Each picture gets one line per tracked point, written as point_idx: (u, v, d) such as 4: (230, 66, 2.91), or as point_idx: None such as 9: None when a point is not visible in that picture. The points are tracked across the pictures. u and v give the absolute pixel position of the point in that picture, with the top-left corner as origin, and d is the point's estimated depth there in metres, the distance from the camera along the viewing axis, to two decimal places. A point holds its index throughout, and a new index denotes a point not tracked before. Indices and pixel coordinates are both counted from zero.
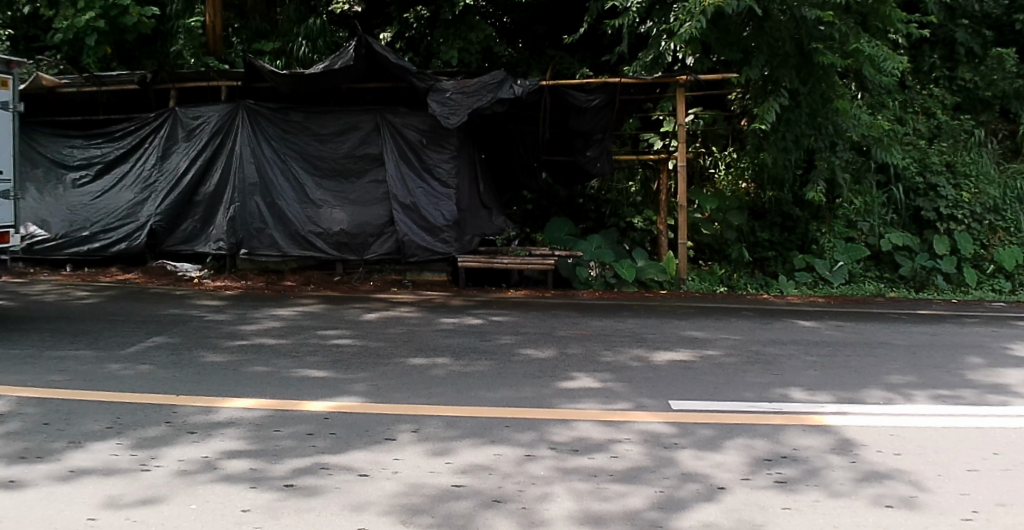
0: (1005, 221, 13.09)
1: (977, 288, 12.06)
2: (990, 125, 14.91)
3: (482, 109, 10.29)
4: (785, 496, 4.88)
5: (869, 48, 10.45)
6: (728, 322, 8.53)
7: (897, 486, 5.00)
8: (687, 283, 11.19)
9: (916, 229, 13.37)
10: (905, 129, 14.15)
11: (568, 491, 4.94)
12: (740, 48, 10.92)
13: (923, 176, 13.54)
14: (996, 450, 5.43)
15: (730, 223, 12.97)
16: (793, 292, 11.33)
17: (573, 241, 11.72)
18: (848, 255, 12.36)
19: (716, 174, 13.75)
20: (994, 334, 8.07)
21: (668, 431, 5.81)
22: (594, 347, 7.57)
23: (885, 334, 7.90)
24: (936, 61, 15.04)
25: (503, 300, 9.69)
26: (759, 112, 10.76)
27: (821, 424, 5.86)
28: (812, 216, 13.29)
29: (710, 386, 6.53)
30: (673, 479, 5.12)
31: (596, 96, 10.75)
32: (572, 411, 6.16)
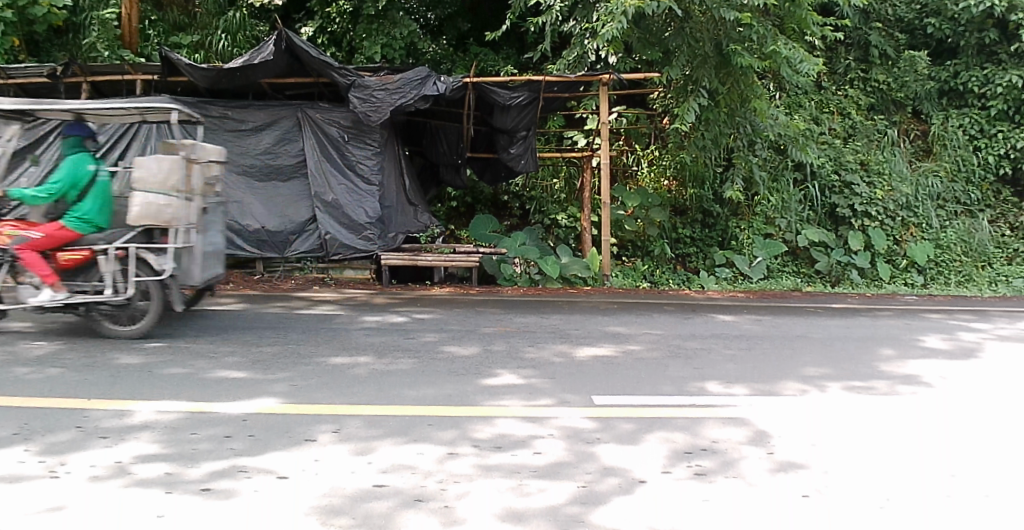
0: (917, 218, 13.73)
1: (890, 283, 12.60)
2: (903, 124, 15.35)
3: (407, 106, 10.12)
4: (704, 489, 4.94)
5: (785, 51, 10.67)
6: (651, 318, 8.60)
7: (813, 475, 5.12)
8: (612, 279, 11.30)
9: (831, 224, 13.78)
10: (821, 129, 14.58)
11: (490, 488, 4.90)
12: (660, 49, 11.11)
13: (838, 173, 14.00)
14: (906, 438, 5.60)
15: (653, 220, 13.08)
16: (715, 287, 11.56)
17: (497, 238, 11.74)
18: (767, 252, 12.65)
19: (639, 171, 14.18)
20: (907, 327, 8.32)
21: (591, 426, 5.84)
22: (518, 343, 7.54)
23: (802, 328, 8.08)
24: (851, 63, 15.69)
25: (432, 298, 9.63)
26: (679, 112, 11.06)
27: (739, 416, 5.96)
28: (732, 213, 13.85)
29: (632, 381, 6.57)
30: (595, 473, 5.13)
31: (519, 93, 10.68)
32: (494, 409, 6.13)
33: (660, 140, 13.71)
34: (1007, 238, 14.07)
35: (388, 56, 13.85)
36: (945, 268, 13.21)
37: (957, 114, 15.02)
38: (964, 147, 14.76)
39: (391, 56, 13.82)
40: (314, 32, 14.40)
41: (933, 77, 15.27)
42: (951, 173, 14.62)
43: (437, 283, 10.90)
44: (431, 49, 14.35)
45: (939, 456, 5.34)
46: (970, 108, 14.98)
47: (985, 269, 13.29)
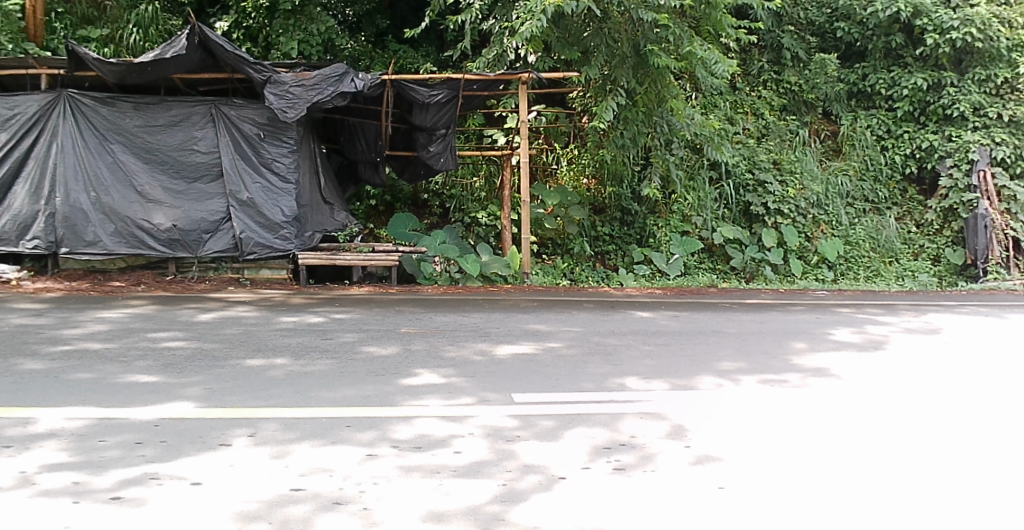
0: (827, 215, 14.27)
1: (801, 278, 13.11)
2: (814, 125, 15.86)
3: (324, 103, 10.06)
4: (623, 484, 4.98)
5: (701, 52, 10.93)
6: (570, 315, 8.66)
7: (728, 467, 5.22)
8: (531, 278, 11.35)
9: (745, 222, 14.15)
10: (736, 129, 14.95)
11: (410, 488, 4.85)
12: (578, 49, 11.23)
13: (752, 172, 14.38)
14: (815, 427, 5.77)
15: (572, 218, 13.18)
16: (633, 284, 11.61)
17: (416, 236, 11.64)
18: (683, 249, 12.90)
19: (558, 170, 14.13)
20: (816, 321, 8.58)
21: (511, 424, 5.83)
22: (437, 342, 7.49)
23: (717, 324, 8.26)
24: (764, 65, 16.05)
25: (357, 298, 9.52)
26: (597, 111, 11.24)
27: (657, 411, 6.04)
28: (650, 211, 13.98)
29: (552, 379, 6.60)
30: (515, 471, 5.13)
31: (439, 91, 10.64)
32: (413, 409, 6.08)
33: (579, 139, 13.74)
34: (913, 235, 14.55)
35: (304, 53, 13.75)
36: (853, 264, 13.80)
37: (865, 115, 15.58)
38: (872, 147, 15.28)
39: (308, 53, 13.72)
40: (229, 26, 14.12)
41: (842, 79, 15.91)
42: (860, 172, 15.11)
43: (357, 282, 10.74)
44: (348, 45, 14.28)
45: (874, 454, 5.37)
46: (877, 109, 15.63)
47: (891, 264, 13.96)
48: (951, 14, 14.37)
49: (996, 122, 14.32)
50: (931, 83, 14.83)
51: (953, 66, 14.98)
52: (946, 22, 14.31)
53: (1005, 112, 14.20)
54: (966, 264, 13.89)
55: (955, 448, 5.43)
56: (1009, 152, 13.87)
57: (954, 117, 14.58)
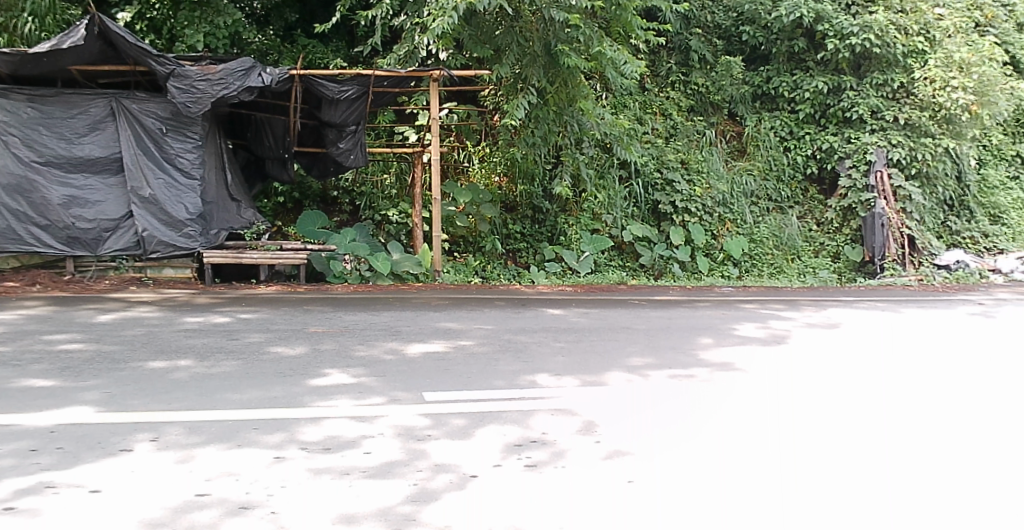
0: (732, 214, 14.68)
1: (708, 276, 13.39)
2: (720, 126, 16.32)
3: (230, 97, 9.85)
4: (535, 480, 4.99)
5: (610, 52, 11.11)
6: (482, 313, 8.65)
7: (636, 461, 5.29)
8: (442, 275, 11.37)
9: (654, 220, 14.40)
10: (645, 129, 15.23)
11: (320, 490, 4.75)
12: (490, 47, 11.25)
13: (660, 171, 14.65)
14: (720, 420, 5.91)
15: (484, 215, 13.23)
16: (543, 281, 11.69)
17: (325, 233, 11.42)
18: (594, 246, 12.86)
19: (470, 167, 14.08)
20: (723, 316, 8.80)
21: (423, 423, 5.78)
22: (347, 342, 7.37)
23: (626, 320, 8.38)
24: (671, 66, 16.63)
25: (270, 297, 9.32)
26: (508, 109, 11.27)
27: (568, 407, 6.08)
28: (561, 209, 14.06)
29: (463, 377, 6.57)
30: (426, 471, 5.08)
31: (349, 87, 10.60)
32: (322, 410, 5.97)
33: (490, 138, 13.71)
34: (814, 233, 15.14)
35: (211, 46, 13.33)
36: (758, 261, 14.26)
37: (769, 116, 16.18)
38: (776, 148, 15.87)
39: (214, 45, 13.36)
40: (131, 18, 13.61)
41: (747, 81, 16.39)
42: (764, 172, 15.67)
43: (263, 281, 10.53)
44: (256, 40, 14.12)
45: (779, 447, 5.51)
46: (780, 112, 16.21)
47: (794, 261, 14.45)
48: (850, 20, 14.83)
49: (892, 125, 14.98)
50: (831, 87, 15.43)
51: (853, 71, 15.54)
52: (846, 28, 14.78)
53: (900, 115, 14.87)
54: (864, 262, 14.33)
55: (920, 454, 5.41)
56: (904, 154, 14.46)
57: (853, 120, 15.21)
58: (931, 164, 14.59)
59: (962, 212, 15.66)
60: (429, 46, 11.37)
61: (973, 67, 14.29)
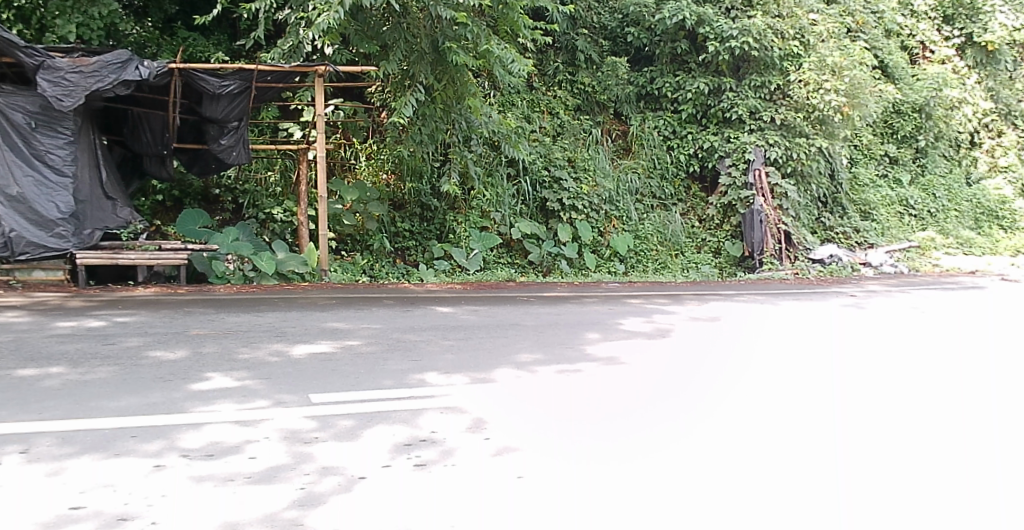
0: (619, 210, 14.92)
1: (596, 271, 13.70)
2: (606, 125, 16.67)
3: (104, 92, 9.51)
4: (423, 479, 4.92)
5: (497, 50, 11.19)
6: (370, 311, 8.55)
7: (525, 457, 5.28)
8: (329, 274, 11.21)
9: (542, 217, 14.44)
10: (532, 127, 15.37)
11: (202, 498, 4.55)
12: (376, 43, 11.10)
13: (548, 169, 14.68)
14: (614, 414, 5.94)
15: (372, 214, 12.94)
16: (432, 279, 11.69)
17: (208, 234, 11.10)
18: (483, 243, 13.04)
19: (357, 164, 13.61)
20: (608, 312, 8.96)
21: (309, 425, 5.63)
22: (231, 344, 7.16)
23: (515, 316, 8.42)
24: (559, 66, 16.77)
25: (156, 299, 8.98)
26: (397, 106, 11.36)
27: (457, 404, 6.03)
28: (449, 207, 13.81)
29: (350, 377, 6.46)
30: (313, 474, 4.93)
31: (230, 82, 10.53)
32: (203, 415, 5.74)
33: (379, 134, 13.61)
34: (697, 229, 15.62)
35: (83, 36, 12.66)
36: (643, 257, 14.61)
37: (652, 116, 16.60)
38: (659, 147, 16.29)
39: (88, 37, 12.67)
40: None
41: (632, 81, 16.78)
42: (648, 170, 16.07)
43: (141, 282, 10.23)
44: (132, 31, 13.61)
45: (698, 445, 5.50)
46: (664, 111, 16.64)
47: (678, 256, 14.96)
48: (730, 23, 15.30)
49: (768, 125, 15.54)
50: (712, 88, 15.89)
51: (732, 73, 16.04)
52: (725, 31, 15.23)
53: (777, 116, 15.50)
54: (744, 256, 15.01)
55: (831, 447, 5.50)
56: (780, 153, 15.17)
57: (733, 120, 15.72)
58: (806, 163, 15.44)
59: (835, 209, 16.46)
60: (315, 41, 11.06)
61: (844, 71, 15.15)
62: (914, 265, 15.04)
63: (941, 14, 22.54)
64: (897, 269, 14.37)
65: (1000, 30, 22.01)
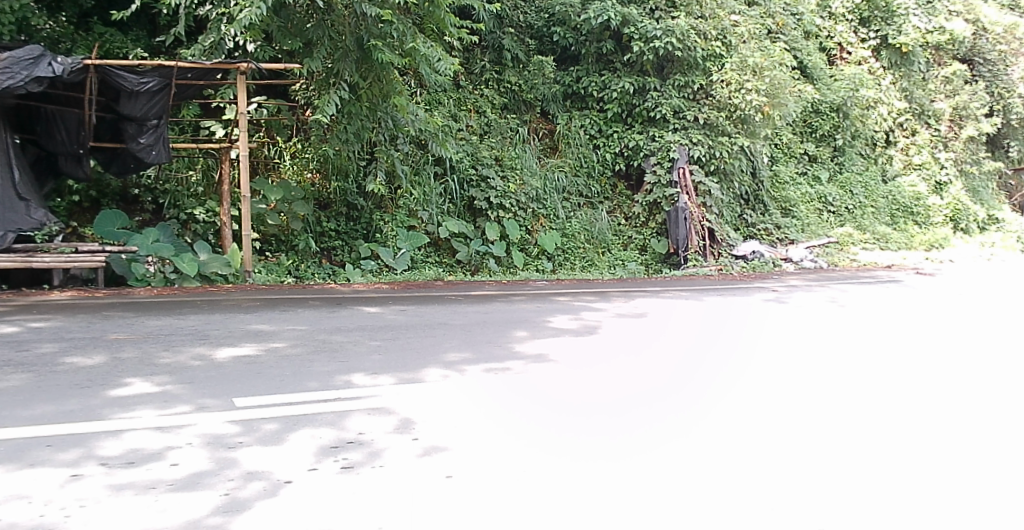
0: (546, 209, 15.00)
1: (523, 269, 13.78)
2: (532, 124, 16.66)
3: (15, 88, 9.09)
4: (351, 481, 4.86)
5: (423, 49, 11.16)
6: (295, 313, 8.42)
7: (455, 456, 5.25)
8: (253, 275, 11.07)
9: (470, 216, 14.38)
10: (460, 126, 15.24)
11: (121, 508, 4.39)
12: (301, 40, 10.97)
13: (475, 168, 14.63)
14: (562, 413, 5.94)
15: (297, 214, 12.70)
16: (359, 279, 11.59)
17: (126, 235, 10.77)
18: (411, 243, 13.00)
19: (282, 163, 13.34)
20: (536, 310, 9.01)
21: (233, 430, 5.49)
22: (151, 349, 6.96)
23: (443, 316, 8.39)
24: (486, 64, 16.62)
25: (76, 303, 8.69)
26: (320, 104, 11.20)
27: (386, 405, 5.97)
28: (376, 206, 13.60)
29: (275, 380, 6.34)
30: (237, 479, 4.82)
31: (149, 79, 10.33)
32: (122, 422, 5.53)
33: (303, 132, 13.52)
34: (623, 227, 15.83)
35: None
36: (571, 255, 14.69)
37: (579, 115, 16.69)
38: (585, 145, 16.42)
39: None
40: None
41: (558, 80, 16.84)
42: (575, 168, 16.17)
43: (56, 285, 9.78)
44: (46, 26, 12.75)
45: (691, 446, 5.50)
46: (590, 110, 16.75)
47: (604, 254, 15.07)
48: (655, 24, 15.52)
49: (692, 124, 15.98)
50: (636, 87, 16.09)
51: (657, 73, 16.28)
52: (649, 32, 15.45)
53: (700, 115, 15.93)
54: (669, 254, 15.31)
55: (821, 446, 5.52)
56: (704, 151, 15.62)
57: (657, 119, 16.00)
58: (728, 161, 15.99)
59: (757, 206, 17.18)
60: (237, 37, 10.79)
61: (766, 71, 16.00)
62: (834, 261, 15.67)
63: (858, 15, 23.44)
64: (817, 263, 14.95)
65: (912, 32, 23.21)
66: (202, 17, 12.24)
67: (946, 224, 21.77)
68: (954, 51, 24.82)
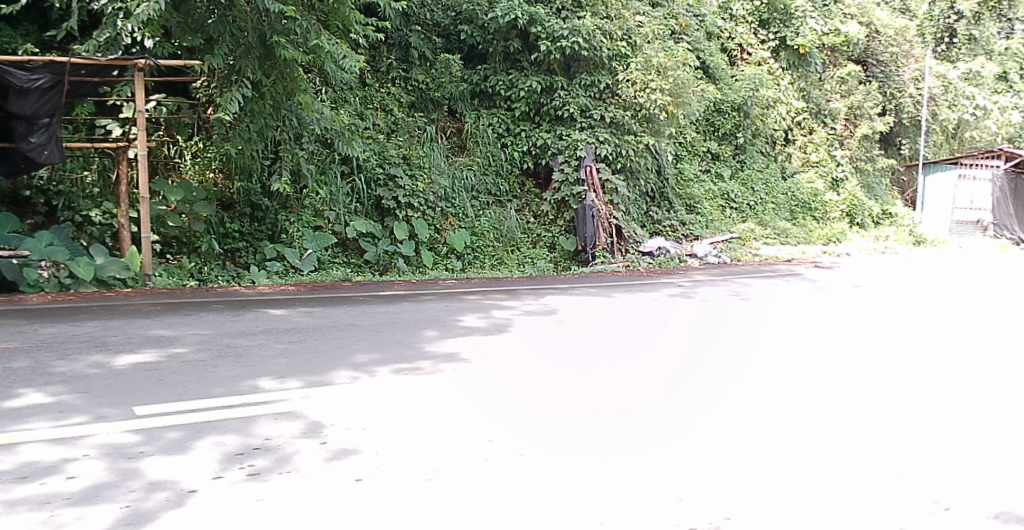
0: (454, 208, 14.95)
1: (433, 268, 13.75)
2: (440, 122, 16.62)
3: None
4: (259, 488, 4.75)
5: (327, 46, 10.98)
6: (198, 316, 8.19)
7: (365, 459, 5.19)
8: (153, 279, 10.72)
9: (378, 216, 14.23)
10: (366, 124, 14.99)
11: (14, 525, 4.19)
12: (201, 36, 10.73)
13: (383, 167, 14.43)
14: (489, 414, 5.92)
15: (199, 215, 12.33)
16: (265, 281, 11.30)
17: (18, 238, 10.26)
18: (316, 243, 12.80)
19: (183, 163, 12.98)
20: (446, 309, 9.01)
21: (134, 439, 5.28)
22: (44, 358, 6.65)
23: (351, 317, 8.30)
24: (392, 62, 16.43)
25: None
26: (221, 102, 10.99)
27: (293, 410, 5.84)
28: (282, 206, 13.38)
29: (177, 387, 6.15)
30: (139, 491, 4.64)
31: (41, 76, 9.91)
32: (12, 435, 5.25)
33: (205, 132, 13.09)
34: (532, 225, 16.00)
35: None
36: (480, 253, 14.72)
37: (487, 114, 16.72)
38: (494, 144, 16.51)
39: None
40: None
41: (466, 79, 16.79)
42: (483, 167, 16.20)
43: None
44: None
45: (682, 441, 5.63)
46: (497, 109, 16.81)
47: (513, 252, 15.17)
48: (561, 23, 15.62)
49: (599, 123, 16.20)
50: (543, 86, 16.22)
51: (564, 72, 16.42)
52: (556, 31, 15.56)
53: (606, 114, 16.15)
54: (576, 251, 15.63)
55: (807, 442, 5.61)
56: (610, 150, 15.91)
57: (564, 118, 16.17)
58: (634, 159, 16.34)
59: (662, 203, 17.66)
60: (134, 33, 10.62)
61: (669, 71, 16.25)
62: (737, 255, 16.42)
63: (758, 18, 24.10)
64: (721, 259, 15.72)
65: (809, 34, 24.04)
66: (98, 12, 11.85)
67: (844, 219, 22.81)
68: (850, 53, 26.04)
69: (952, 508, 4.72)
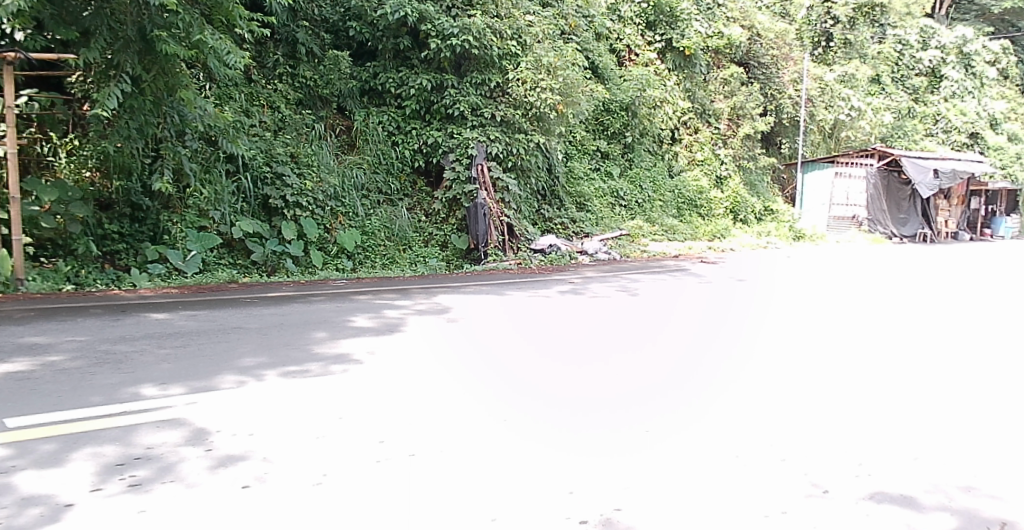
0: (344, 206, 14.81)
1: (323, 269, 13.57)
2: (328, 120, 16.35)
3: None
4: (140, 498, 4.62)
5: (212, 41, 10.68)
6: (73, 323, 7.84)
7: (253, 464, 5.10)
8: (26, 283, 10.24)
9: (265, 215, 13.95)
10: (251, 122, 14.61)
11: None
12: (76, 30, 10.40)
13: (269, 165, 14.13)
14: (386, 416, 5.88)
15: (76, 215, 11.79)
16: (146, 284, 11.04)
17: None
18: (201, 244, 12.53)
19: (57, 162, 12.30)
20: (337, 309, 8.92)
21: (4, 453, 5.03)
22: None
23: (237, 320, 8.12)
24: (278, 59, 16.09)
25: None
26: (98, 98, 10.62)
27: (176, 417, 5.66)
28: (163, 206, 12.91)
29: (51, 398, 5.88)
30: (10, 507, 4.44)
31: None
32: None
33: (81, 129, 12.57)
34: (423, 223, 15.93)
35: None
36: (371, 252, 14.61)
37: (376, 112, 16.51)
38: (384, 142, 16.31)
39: None
40: None
41: (354, 76, 16.58)
42: (373, 166, 16.05)
43: None
44: None
45: (664, 434, 5.81)
46: (388, 107, 16.64)
47: (405, 251, 15.09)
48: (451, 21, 15.65)
49: (490, 121, 16.34)
50: (433, 84, 16.23)
51: (454, 70, 16.53)
52: (446, 29, 15.58)
53: (497, 112, 16.31)
54: (468, 248, 15.54)
55: (780, 437, 5.77)
56: (501, 148, 16.08)
57: (454, 116, 16.28)
58: (526, 157, 16.66)
59: (553, 201, 18.05)
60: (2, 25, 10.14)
61: (559, 70, 16.66)
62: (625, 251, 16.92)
63: (645, 19, 24.73)
64: (609, 255, 16.21)
65: (694, 36, 24.84)
66: None
67: (728, 215, 23.78)
68: (732, 55, 27.03)
69: (830, 491, 4.99)
